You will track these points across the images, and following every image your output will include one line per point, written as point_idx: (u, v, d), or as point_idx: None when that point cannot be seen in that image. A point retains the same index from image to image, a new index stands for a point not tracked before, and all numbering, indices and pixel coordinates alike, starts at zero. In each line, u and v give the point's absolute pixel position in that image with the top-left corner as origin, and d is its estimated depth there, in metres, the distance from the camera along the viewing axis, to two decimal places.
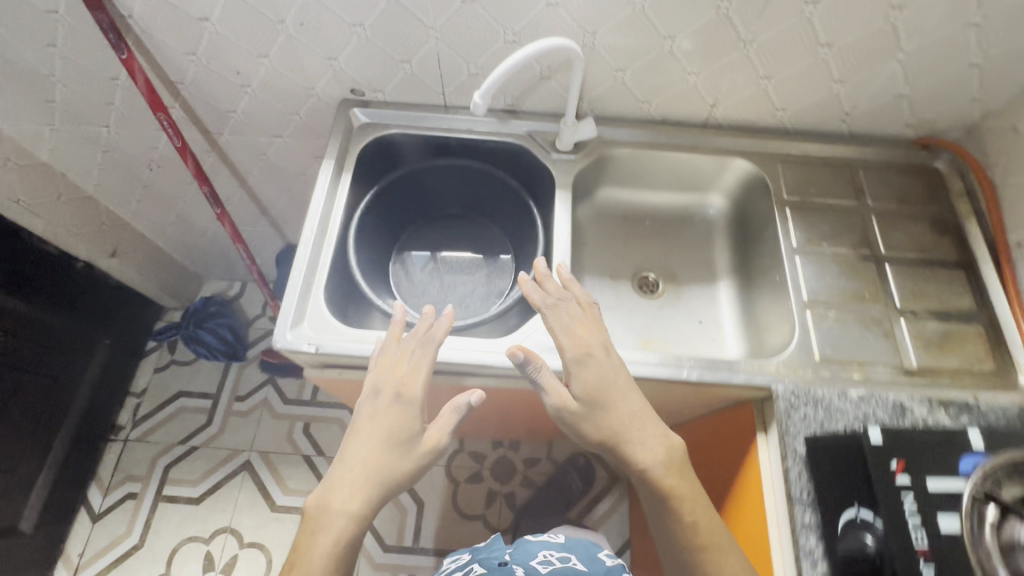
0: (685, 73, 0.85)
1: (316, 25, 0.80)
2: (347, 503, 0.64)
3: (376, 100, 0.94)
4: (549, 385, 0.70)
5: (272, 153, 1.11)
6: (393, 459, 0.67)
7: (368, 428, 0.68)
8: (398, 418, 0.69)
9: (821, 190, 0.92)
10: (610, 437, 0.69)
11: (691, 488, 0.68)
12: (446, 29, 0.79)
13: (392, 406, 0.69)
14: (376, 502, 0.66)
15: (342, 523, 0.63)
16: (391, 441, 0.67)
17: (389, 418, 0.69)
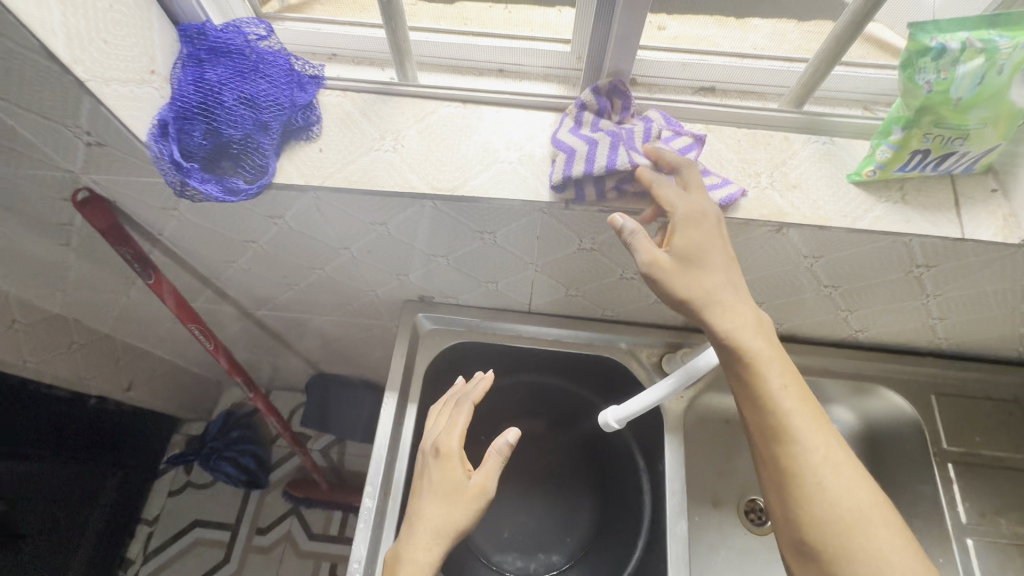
0: (837, 309, 0.69)
1: (386, 252, 0.65)
2: (420, 565, 0.50)
3: (445, 302, 0.79)
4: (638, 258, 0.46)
5: (311, 322, 0.96)
6: (450, 502, 0.53)
7: (421, 487, 0.56)
8: (444, 470, 0.55)
9: (988, 437, 0.75)
10: (699, 304, 0.46)
11: (805, 408, 0.46)
12: (549, 266, 0.64)
13: (432, 461, 0.57)
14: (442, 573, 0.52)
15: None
16: (442, 493, 0.54)
17: (439, 471, 0.55)
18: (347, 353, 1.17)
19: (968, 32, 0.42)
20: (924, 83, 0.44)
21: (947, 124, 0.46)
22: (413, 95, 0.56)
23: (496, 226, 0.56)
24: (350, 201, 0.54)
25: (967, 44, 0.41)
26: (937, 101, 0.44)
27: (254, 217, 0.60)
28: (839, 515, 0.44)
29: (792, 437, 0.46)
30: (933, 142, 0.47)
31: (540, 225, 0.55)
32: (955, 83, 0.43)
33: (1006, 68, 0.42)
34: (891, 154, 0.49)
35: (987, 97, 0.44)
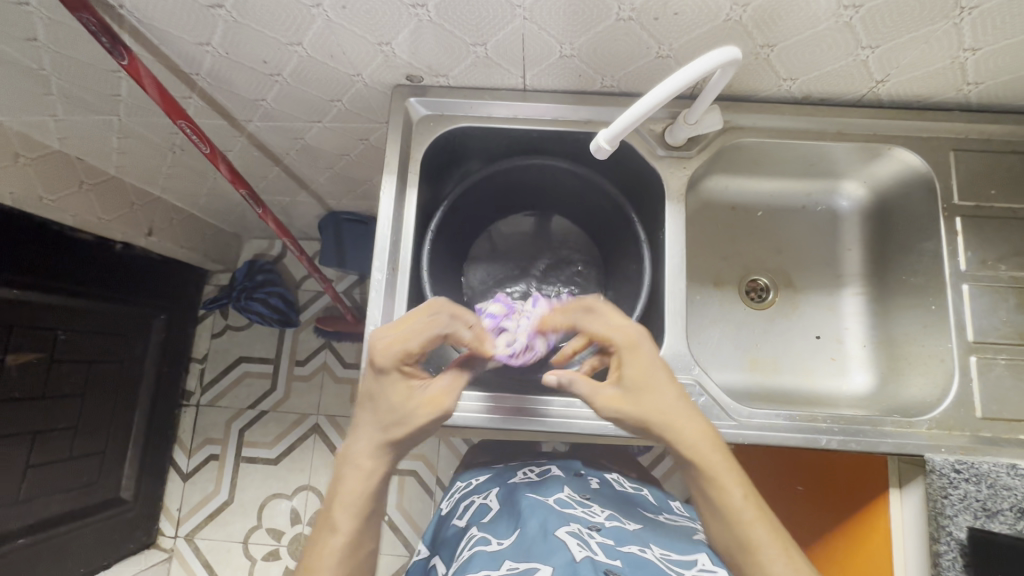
0: (857, 48, 0.63)
1: (363, 6, 0.60)
2: (360, 474, 0.62)
3: (436, 85, 0.75)
4: (631, 357, 0.60)
5: (309, 136, 0.94)
6: (393, 419, 0.61)
7: (367, 408, 0.63)
8: (393, 390, 0.61)
9: (1005, 190, 0.72)
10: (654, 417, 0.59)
11: (716, 459, 0.58)
12: (538, 7, 0.58)
13: (376, 374, 0.61)
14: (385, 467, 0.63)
15: (358, 494, 0.62)
16: (387, 409, 0.61)
17: (388, 386, 0.61)
18: (355, 182, 1.17)
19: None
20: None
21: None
22: None
23: None
24: None
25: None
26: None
27: None
28: (731, 512, 0.57)
29: (711, 473, 0.57)
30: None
31: None
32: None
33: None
34: None
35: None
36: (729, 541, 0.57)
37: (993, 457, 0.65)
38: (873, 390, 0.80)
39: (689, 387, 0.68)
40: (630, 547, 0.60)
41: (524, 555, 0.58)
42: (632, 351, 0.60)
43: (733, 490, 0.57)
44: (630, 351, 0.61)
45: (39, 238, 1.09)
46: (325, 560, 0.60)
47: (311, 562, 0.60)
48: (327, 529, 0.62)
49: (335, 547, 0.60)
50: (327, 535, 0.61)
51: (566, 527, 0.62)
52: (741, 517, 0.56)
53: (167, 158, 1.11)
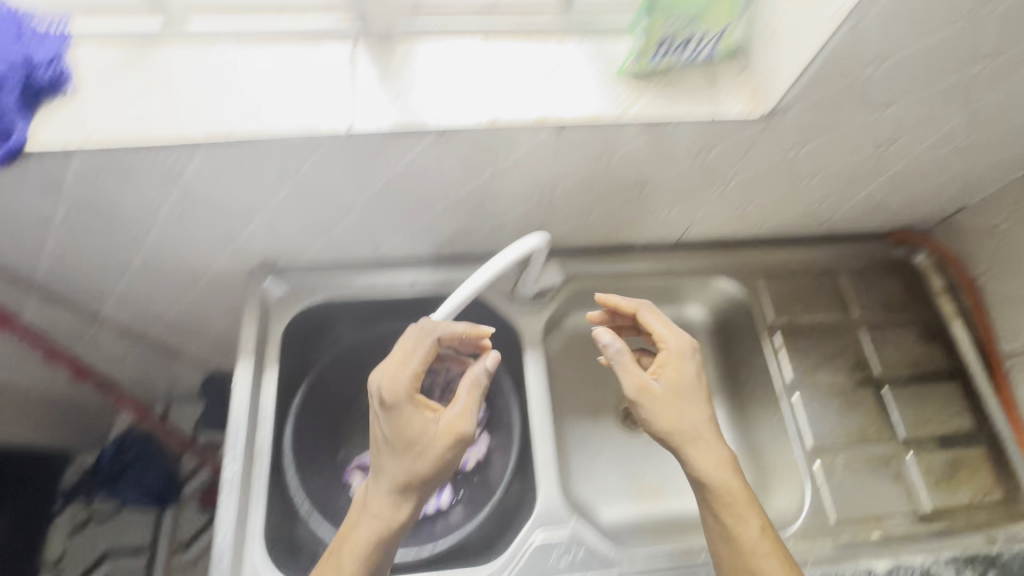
0: (657, 210, 0.75)
1: (201, 213, 0.63)
2: (377, 518, 0.57)
3: (292, 265, 0.78)
4: (676, 361, 0.66)
5: (173, 313, 0.92)
6: (405, 464, 0.57)
7: (381, 438, 0.59)
8: (412, 426, 0.57)
9: (808, 305, 0.85)
10: (682, 436, 0.62)
11: (730, 477, 0.61)
12: (373, 204, 0.64)
13: (382, 412, 0.58)
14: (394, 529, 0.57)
15: (368, 539, 0.56)
16: (408, 443, 0.57)
17: (400, 420, 0.57)
18: (233, 345, 1.14)
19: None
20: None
21: (676, 20, 0.51)
22: (183, 43, 0.54)
23: (296, 164, 0.55)
24: (124, 160, 0.52)
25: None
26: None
27: (32, 192, 0.56)
28: (746, 548, 0.59)
29: (719, 503, 0.61)
30: (672, 30, 0.52)
31: (336, 159, 0.55)
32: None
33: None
34: (642, 38, 0.52)
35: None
36: (738, 567, 0.59)
37: (854, 563, 0.69)
38: None
39: (567, 543, 0.68)
40: None
41: None
42: (676, 359, 0.66)
43: (747, 523, 0.59)
44: (676, 361, 0.66)
45: None
46: None
47: None
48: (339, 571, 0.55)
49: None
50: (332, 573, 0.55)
51: None
52: (757, 552, 0.58)
53: None
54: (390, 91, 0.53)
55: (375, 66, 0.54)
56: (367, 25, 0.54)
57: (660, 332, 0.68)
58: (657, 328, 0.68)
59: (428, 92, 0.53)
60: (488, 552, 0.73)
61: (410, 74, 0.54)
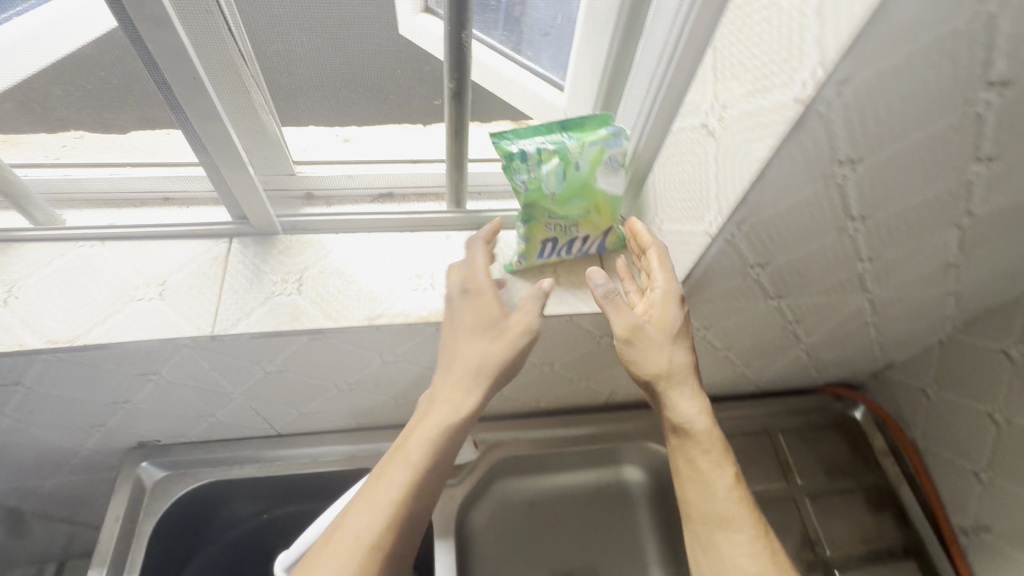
0: (573, 380, 0.71)
1: (54, 408, 0.56)
2: (433, 429, 0.48)
3: (179, 443, 0.70)
4: (665, 301, 0.50)
5: (47, 488, 0.81)
6: (470, 354, 0.48)
7: (452, 361, 0.49)
8: (475, 313, 0.48)
9: (746, 473, 0.79)
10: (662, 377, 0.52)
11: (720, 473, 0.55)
12: (253, 392, 0.59)
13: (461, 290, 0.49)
14: (444, 447, 0.48)
15: (416, 455, 0.48)
16: (464, 363, 0.48)
17: (472, 307, 0.49)
18: None
19: (541, 133, 0.48)
20: (522, 183, 0.47)
21: (551, 221, 0.51)
22: (45, 241, 0.51)
23: (154, 365, 0.50)
24: None
25: (540, 145, 0.47)
26: (539, 196, 0.49)
27: None
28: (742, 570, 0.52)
29: (723, 518, 0.54)
30: (548, 229, 0.52)
31: (199, 360, 0.51)
32: (543, 181, 0.48)
33: (582, 164, 0.48)
34: (522, 245, 0.53)
35: (582, 188, 0.49)
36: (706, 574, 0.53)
37: None
38: None
39: None
40: None
41: None
42: (666, 299, 0.49)
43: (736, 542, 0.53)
44: (662, 304, 0.49)
45: None
46: (366, 529, 0.46)
47: (338, 524, 0.47)
48: (358, 506, 0.47)
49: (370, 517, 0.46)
50: (349, 534, 0.46)
51: None
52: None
53: None
54: (262, 290, 0.50)
55: (249, 262, 0.52)
56: (247, 222, 0.53)
57: (657, 298, 0.50)
58: (656, 289, 0.50)
59: (304, 291, 0.51)
60: None
61: (287, 271, 0.51)
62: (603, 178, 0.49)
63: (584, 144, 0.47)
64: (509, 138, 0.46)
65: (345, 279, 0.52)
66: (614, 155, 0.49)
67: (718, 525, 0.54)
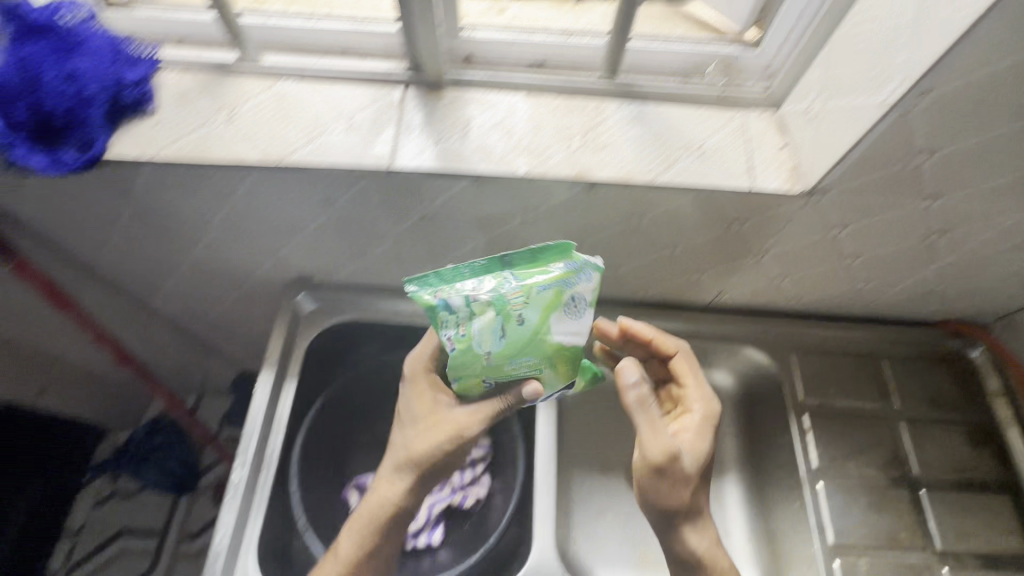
0: (687, 270, 0.73)
1: (248, 228, 0.67)
2: (414, 453, 0.63)
3: (327, 283, 0.81)
4: (700, 430, 0.65)
5: (214, 312, 0.97)
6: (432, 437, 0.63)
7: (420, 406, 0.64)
8: (424, 409, 0.64)
9: (842, 389, 0.80)
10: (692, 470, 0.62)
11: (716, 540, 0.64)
12: (404, 236, 0.66)
13: (426, 375, 0.66)
14: (433, 481, 0.64)
15: (378, 500, 0.63)
16: (412, 417, 0.64)
17: (411, 399, 0.65)
18: (264, 347, 1.18)
19: (476, 276, 0.58)
20: (449, 337, 0.58)
21: (494, 374, 0.60)
22: (255, 74, 0.59)
23: (337, 192, 0.58)
24: (186, 173, 0.56)
25: (475, 293, 0.57)
26: (473, 351, 0.58)
27: (104, 195, 0.61)
28: None
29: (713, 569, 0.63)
30: (489, 378, 0.61)
31: (374, 192, 0.58)
32: (476, 333, 0.57)
33: (523, 318, 0.57)
34: (457, 382, 0.62)
35: (524, 343, 0.58)
36: None
37: None
38: None
39: None
40: None
41: None
42: (703, 424, 0.65)
43: None
44: (698, 429, 0.65)
45: None
46: (359, 515, 0.63)
47: (350, 524, 0.63)
48: (372, 494, 0.64)
49: (361, 519, 0.63)
50: (373, 514, 0.62)
51: None
52: None
53: None
54: (433, 134, 0.56)
55: (421, 109, 0.57)
56: (421, 72, 0.58)
57: (697, 421, 0.65)
58: (692, 431, 0.64)
59: (468, 139, 0.56)
60: None
61: (453, 120, 0.57)
62: (549, 329, 0.58)
63: (529, 295, 0.57)
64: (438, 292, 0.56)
65: (504, 133, 0.56)
66: (564, 298, 0.58)
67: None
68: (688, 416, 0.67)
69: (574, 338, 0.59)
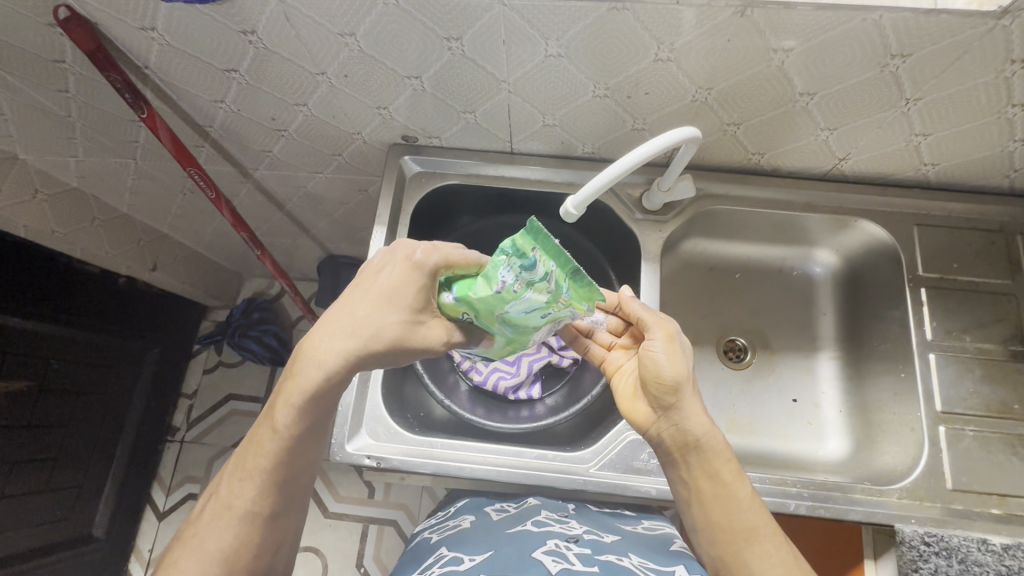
0: (817, 129, 0.68)
1: (363, 76, 0.66)
2: (362, 327, 0.56)
3: (429, 146, 0.81)
4: (669, 350, 0.62)
5: (312, 185, 1.00)
6: (378, 322, 0.56)
7: (395, 290, 0.56)
8: (409, 295, 0.56)
9: (967, 265, 0.76)
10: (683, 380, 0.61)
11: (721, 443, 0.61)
12: (521, 83, 0.64)
13: (405, 266, 0.57)
14: (358, 368, 0.57)
15: (313, 371, 0.56)
16: (387, 295, 0.57)
17: (407, 278, 0.56)
18: (352, 228, 1.22)
19: (556, 267, 0.52)
20: (502, 278, 0.51)
21: (481, 318, 0.58)
22: None
23: (464, 26, 0.56)
24: (315, 3, 0.55)
25: (547, 276, 0.51)
26: (499, 300, 0.53)
27: (229, 35, 0.61)
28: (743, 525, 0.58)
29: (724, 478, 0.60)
30: (474, 317, 0.58)
31: (503, 24, 0.55)
32: (518, 297, 0.52)
33: (543, 316, 0.56)
34: (450, 305, 0.57)
35: (522, 325, 0.57)
36: (722, 524, 0.59)
37: (964, 530, 0.65)
38: (848, 457, 0.80)
39: None
40: (607, 555, 0.58)
41: (499, 568, 0.55)
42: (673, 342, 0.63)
43: (737, 480, 0.60)
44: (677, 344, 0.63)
45: (46, 272, 1.09)
46: (303, 389, 0.57)
47: (286, 390, 0.58)
48: (311, 360, 0.57)
49: (302, 390, 0.57)
50: (301, 378, 0.57)
51: (544, 546, 0.58)
52: (741, 505, 0.59)
53: (176, 201, 1.17)
54: None
55: None
56: None
57: (657, 345, 0.62)
58: (658, 351, 0.61)
59: None
60: (576, 442, 0.77)
61: None
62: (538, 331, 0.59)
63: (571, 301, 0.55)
64: (537, 255, 0.49)
65: None
66: (562, 318, 0.59)
67: (746, 538, 0.58)
68: (646, 341, 0.63)
69: (534, 339, 0.63)
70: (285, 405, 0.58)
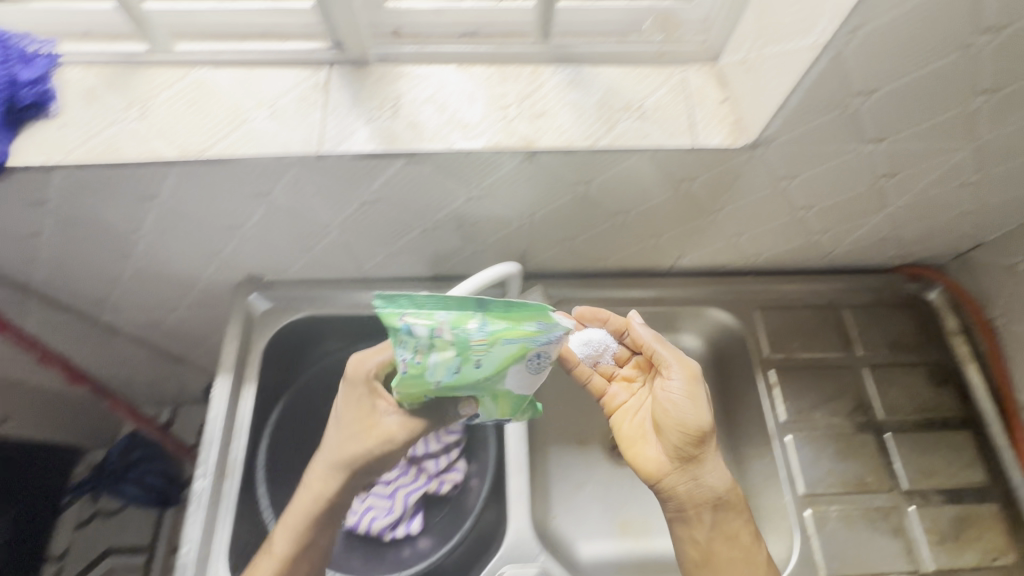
0: (644, 237, 0.72)
1: (182, 230, 0.64)
2: (338, 449, 0.61)
3: (279, 280, 0.78)
4: (691, 396, 0.60)
5: (168, 322, 0.93)
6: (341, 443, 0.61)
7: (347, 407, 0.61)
8: (356, 410, 0.60)
9: (806, 342, 0.81)
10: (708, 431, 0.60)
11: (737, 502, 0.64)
12: (347, 225, 0.64)
13: (346, 386, 0.61)
14: (346, 488, 0.62)
15: (310, 493, 0.62)
16: (344, 418, 0.61)
17: (350, 400, 0.61)
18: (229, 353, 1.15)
19: (446, 316, 0.50)
20: (403, 357, 0.51)
21: (434, 396, 0.56)
22: (167, 66, 0.55)
23: (268, 185, 0.56)
24: (104, 176, 0.53)
25: (434, 330, 0.49)
26: (421, 377, 0.52)
27: (20, 207, 0.58)
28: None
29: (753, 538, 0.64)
30: (432, 396, 0.56)
31: (307, 181, 0.55)
32: (426, 366, 0.50)
33: (482, 363, 0.51)
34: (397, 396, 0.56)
35: (467, 385, 0.53)
36: None
37: None
38: None
39: None
40: None
41: None
42: (694, 386, 0.61)
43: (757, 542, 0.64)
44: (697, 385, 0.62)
45: None
46: (299, 517, 0.61)
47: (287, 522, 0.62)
48: (306, 488, 0.62)
49: (301, 515, 0.61)
50: (294, 513, 0.62)
51: None
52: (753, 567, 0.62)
53: None
54: (361, 115, 0.53)
55: (345, 89, 0.54)
56: (342, 48, 0.54)
57: (675, 387, 0.61)
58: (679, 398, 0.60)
59: (398, 117, 0.53)
60: None
61: (381, 98, 0.54)
62: (502, 377, 0.53)
63: (490, 339, 0.50)
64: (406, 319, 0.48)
65: (435, 108, 0.54)
66: (522, 355, 0.52)
67: None
68: (666, 382, 0.62)
69: (517, 390, 0.56)
70: (286, 535, 0.61)
